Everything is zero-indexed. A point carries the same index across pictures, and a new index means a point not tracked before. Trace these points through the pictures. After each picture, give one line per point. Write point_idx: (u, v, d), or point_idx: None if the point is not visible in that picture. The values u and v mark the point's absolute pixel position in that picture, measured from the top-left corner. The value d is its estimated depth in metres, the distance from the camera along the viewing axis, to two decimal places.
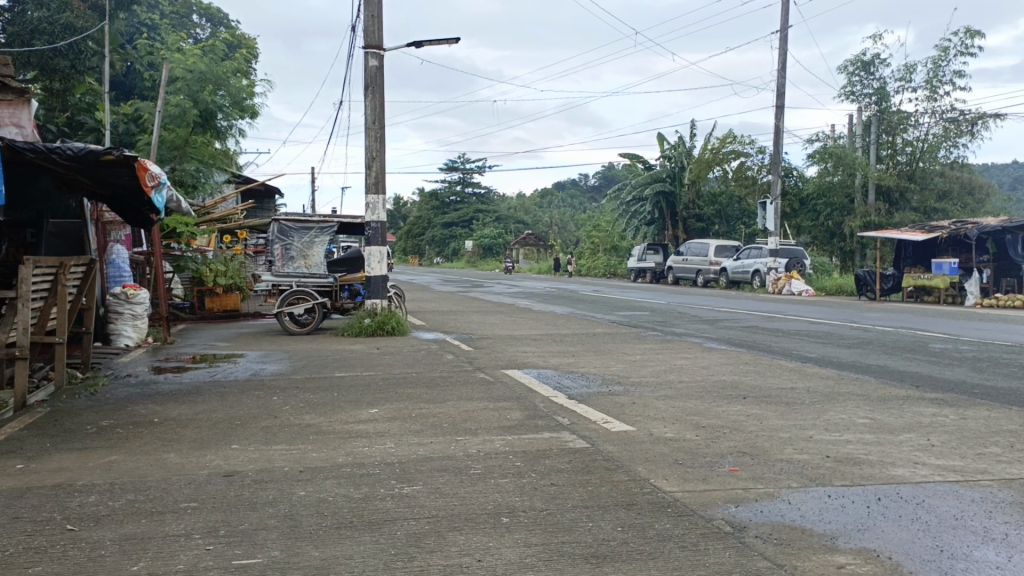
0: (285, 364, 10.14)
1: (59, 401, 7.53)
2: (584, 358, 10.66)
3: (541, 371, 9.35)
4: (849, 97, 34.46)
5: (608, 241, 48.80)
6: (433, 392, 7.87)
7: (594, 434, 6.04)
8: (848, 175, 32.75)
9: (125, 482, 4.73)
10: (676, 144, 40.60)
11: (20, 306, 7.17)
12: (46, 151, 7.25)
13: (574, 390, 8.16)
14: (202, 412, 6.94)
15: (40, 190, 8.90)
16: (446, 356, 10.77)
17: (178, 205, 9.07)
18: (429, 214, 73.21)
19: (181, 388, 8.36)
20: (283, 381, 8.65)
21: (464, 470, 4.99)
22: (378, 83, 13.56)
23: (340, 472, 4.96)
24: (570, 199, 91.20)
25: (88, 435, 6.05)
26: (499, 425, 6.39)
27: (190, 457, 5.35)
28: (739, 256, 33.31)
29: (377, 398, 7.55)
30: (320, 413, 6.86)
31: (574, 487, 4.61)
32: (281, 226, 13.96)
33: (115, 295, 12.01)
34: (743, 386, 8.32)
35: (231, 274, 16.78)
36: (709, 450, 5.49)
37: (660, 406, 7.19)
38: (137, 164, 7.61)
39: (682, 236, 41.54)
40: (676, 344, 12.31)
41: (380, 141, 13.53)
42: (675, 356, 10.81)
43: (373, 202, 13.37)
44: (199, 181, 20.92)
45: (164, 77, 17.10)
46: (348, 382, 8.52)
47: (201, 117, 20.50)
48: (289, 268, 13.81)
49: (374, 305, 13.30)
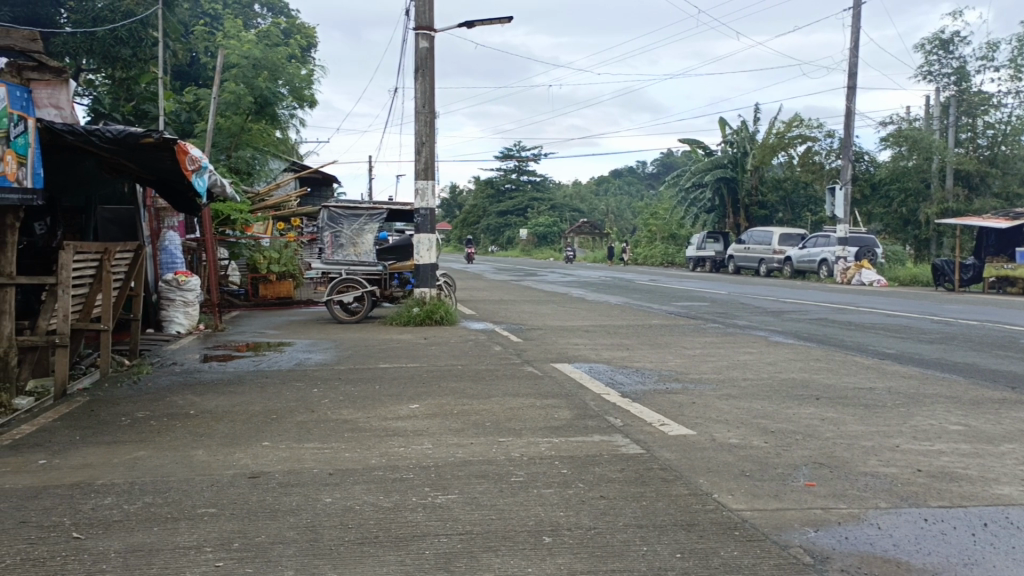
0: (331, 354, 9.86)
1: (99, 390, 7.36)
2: (641, 352, 10.11)
3: (594, 365, 8.86)
4: (926, 78, 32.82)
5: (666, 230, 47.78)
6: (478, 387, 7.45)
7: (651, 438, 5.52)
8: (925, 159, 30.99)
9: (145, 482, 4.43)
10: (739, 128, 39.39)
11: (60, 292, 7.00)
12: (85, 134, 7.05)
13: (629, 387, 7.64)
14: (239, 405, 6.67)
15: (85, 173, 8.77)
16: (496, 347, 10.36)
17: (222, 189, 8.83)
18: (485, 202, 72.97)
19: (223, 378, 8.14)
20: (326, 372, 8.35)
21: (505, 477, 4.56)
22: (429, 65, 13.18)
23: (372, 476, 4.57)
24: (628, 186, 89.86)
25: (119, 427, 5.81)
26: (547, 425, 5.94)
27: (216, 455, 5.04)
28: (805, 245, 32.07)
29: (420, 393, 7.16)
30: (359, 407, 6.51)
31: (626, 501, 4.14)
32: (331, 213, 13.64)
33: (166, 282, 11.93)
34: (814, 385, 7.68)
35: (284, 262, 16.68)
36: (779, 460, 4.95)
37: (724, 407, 6.63)
38: (177, 147, 7.37)
39: (744, 224, 40.29)
40: (739, 337, 11.64)
41: (430, 126, 13.17)
42: (738, 351, 10.18)
43: (422, 188, 13.06)
44: (254, 168, 20.98)
45: (219, 64, 17.08)
46: (391, 374, 8.17)
47: (257, 104, 20.49)
48: (339, 256, 13.59)
49: (423, 293, 12.95)
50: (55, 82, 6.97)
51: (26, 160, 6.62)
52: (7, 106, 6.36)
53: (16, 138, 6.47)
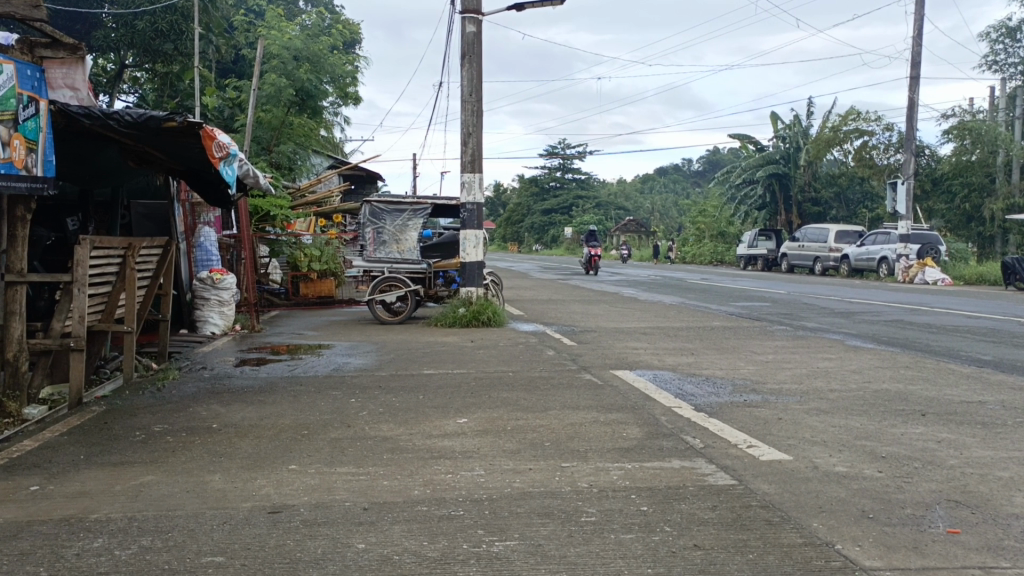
0: (371, 358, 9.18)
1: (119, 398, 6.78)
2: (707, 357, 9.21)
3: (658, 373, 8.02)
4: (991, 67, 31.17)
5: (715, 227, 46.43)
6: (533, 398, 6.69)
7: (740, 465, 4.67)
8: (989, 153, 29.82)
9: (147, 517, 3.75)
10: (792, 123, 37.95)
11: (75, 291, 6.45)
12: (102, 117, 6.49)
13: (701, 399, 6.77)
14: (268, 417, 6.00)
15: (109, 163, 8.23)
16: (548, 351, 9.56)
17: (254, 179, 8.18)
18: (529, 200, 72.16)
19: (254, 383, 7.52)
20: (365, 379, 7.64)
21: (573, 517, 3.78)
22: (475, 51, 12.43)
23: (416, 513, 3.82)
24: (673, 184, 88.17)
25: (131, 444, 5.20)
26: (615, 447, 5.12)
27: (235, 481, 4.34)
28: (864, 243, 30.62)
29: (468, 405, 6.39)
30: (400, 422, 5.77)
31: (728, 554, 3.32)
32: (373, 209, 12.81)
33: (201, 281, 11.43)
34: (914, 400, 6.70)
35: (325, 261, 16.14)
36: (905, 496, 4.07)
37: (817, 425, 5.75)
38: (203, 133, 6.76)
39: (796, 222, 38.85)
40: (812, 341, 10.67)
41: (477, 115, 12.46)
42: (816, 357, 9.21)
43: (468, 181, 12.34)
44: (295, 163, 20.46)
45: (259, 54, 16.59)
46: (436, 382, 7.44)
47: (298, 97, 19.97)
48: (381, 254, 12.75)
49: (469, 293, 12.24)
50: (70, 61, 6.42)
51: (37, 147, 6.04)
52: (17, 86, 5.85)
53: (26, 121, 5.91)
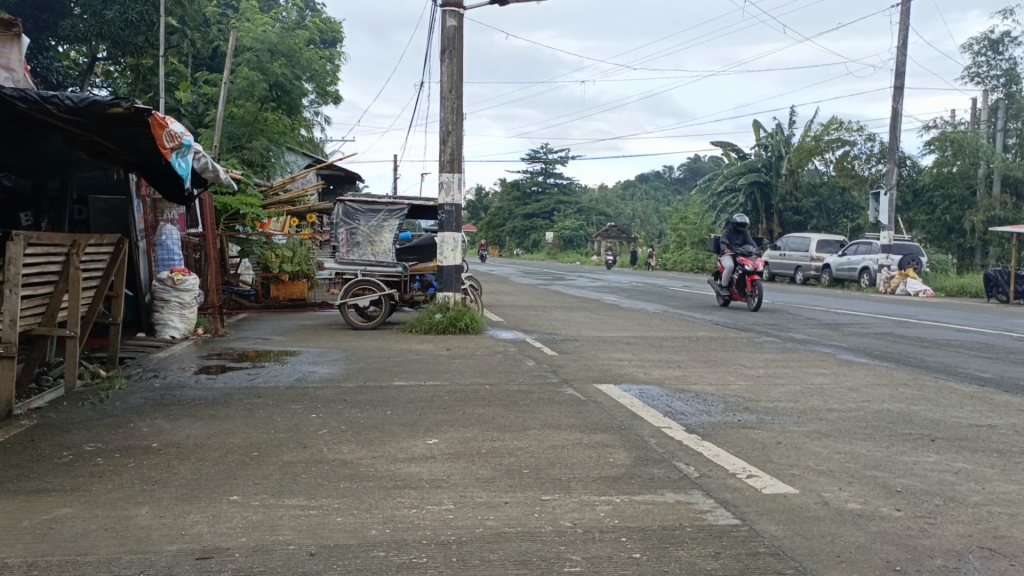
0: (339, 366, 8.58)
1: (54, 411, 6.16)
2: (694, 371, 8.72)
3: (644, 388, 7.51)
4: (973, 79, 31.12)
5: (696, 234, 46.20)
6: (510, 416, 6.14)
7: (742, 500, 4.15)
8: (970, 165, 29.76)
9: (50, 565, 3.19)
10: (774, 131, 37.78)
11: (6, 292, 5.84)
12: (40, 100, 5.89)
13: (692, 419, 6.26)
14: (217, 435, 5.42)
15: (54, 153, 7.59)
16: (528, 362, 9.01)
17: (213, 171, 7.60)
18: (510, 204, 71.70)
19: (208, 395, 6.92)
20: (330, 391, 7.05)
21: (554, 567, 3.24)
22: (456, 45, 11.91)
23: (372, 561, 3.27)
24: (654, 190, 88.07)
25: (55, 467, 4.60)
26: (601, 476, 4.58)
27: (164, 518, 3.76)
28: (845, 253, 30.41)
29: (440, 423, 5.83)
30: (363, 443, 5.20)
31: None
32: (346, 208, 12.18)
33: (161, 281, 10.78)
34: (921, 422, 6.23)
35: (298, 261, 15.41)
36: (932, 543, 3.58)
37: (821, 452, 5.25)
38: (153, 120, 6.19)
39: (778, 230, 38.59)
40: (803, 354, 10.22)
41: (457, 113, 11.91)
42: (809, 372, 8.75)
43: (446, 181, 11.81)
44: (268, 160, 19.85)
45: (230, 46, 15.95)
46: (406, 396, 6.87)
47: (272, 92, 19.35)
48: (354, 256, 12.16)
49: (446, 298, 11.67)
50: None
51: None
52: None
53: None
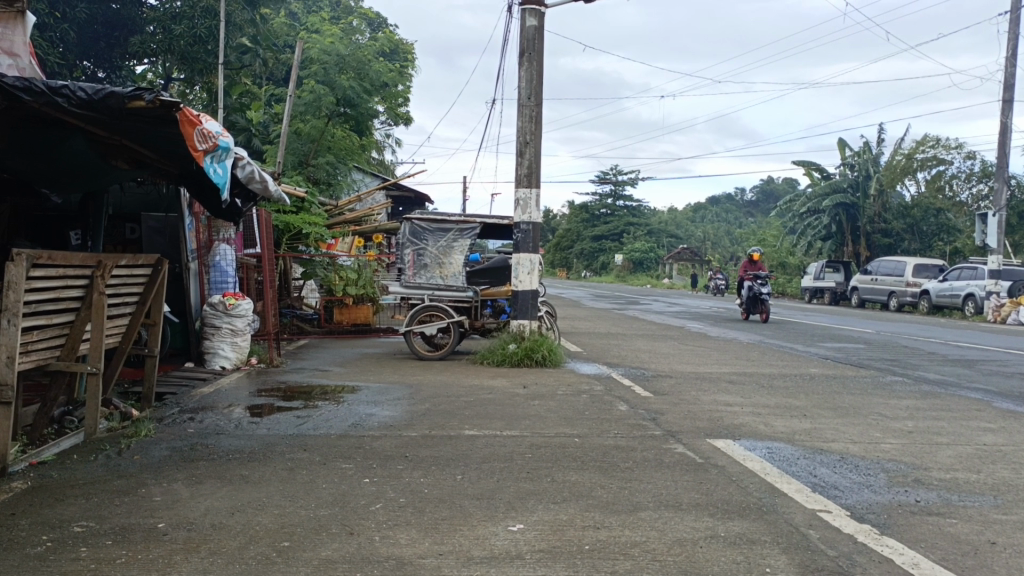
0: (402, 408, 7.35)
1: (64, 467, 5.10)
2: (826, 423, 7.15)
3: (773, 446, 6.07)
4: None
5: (775, 258, 43.94)
6: (615, 488, 4.77)
7: None
8: None
9: None
10: (862, 149, 35.42)
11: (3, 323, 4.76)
12: (47, 90, 4.93)
13: (854, 498, 4.77)
14: (243, 511, 4.20)
15: (77, 163, 6.65)
16: (620, 406, 7.61)
17: (256, 177, 6.55)
18: (579, 226, 70.37)
19: (247, 446, 5.76)
20: (389, 444, 5.81)
21: None
22: (535, 47, 10.70)
23: None
24: (727, 212, 85.20)
25: (20, 561, 3.45)
26: None
27: None
28: (946, 278, 27.90)
29: (524, 498, 4.52)
30: (426, 530, 3.92)
31: None
32: (413, 227, 11.04)
33: (212, 306, 9.80)
34: None
35: (362, 283, 14.31)
36: None
37: None
38: (183, 118, 5.15)
39: (865, 254, 36.10)
40: (950, 402, 8.48)
41: (536, 121, 10.70)
42: (971, 428, 7.08)
43: (523, 198, 10.59)
44: (334, 179, 19.11)
45: (298, 55, 14.88)
46: (482, 453, 5.57)
47: (338, 106, 18.57)
48: (421, 279, 11.03)
49: (521, 327, 10.42)
50: (6, 17, 5.25)
51: None
52: None
53: None
